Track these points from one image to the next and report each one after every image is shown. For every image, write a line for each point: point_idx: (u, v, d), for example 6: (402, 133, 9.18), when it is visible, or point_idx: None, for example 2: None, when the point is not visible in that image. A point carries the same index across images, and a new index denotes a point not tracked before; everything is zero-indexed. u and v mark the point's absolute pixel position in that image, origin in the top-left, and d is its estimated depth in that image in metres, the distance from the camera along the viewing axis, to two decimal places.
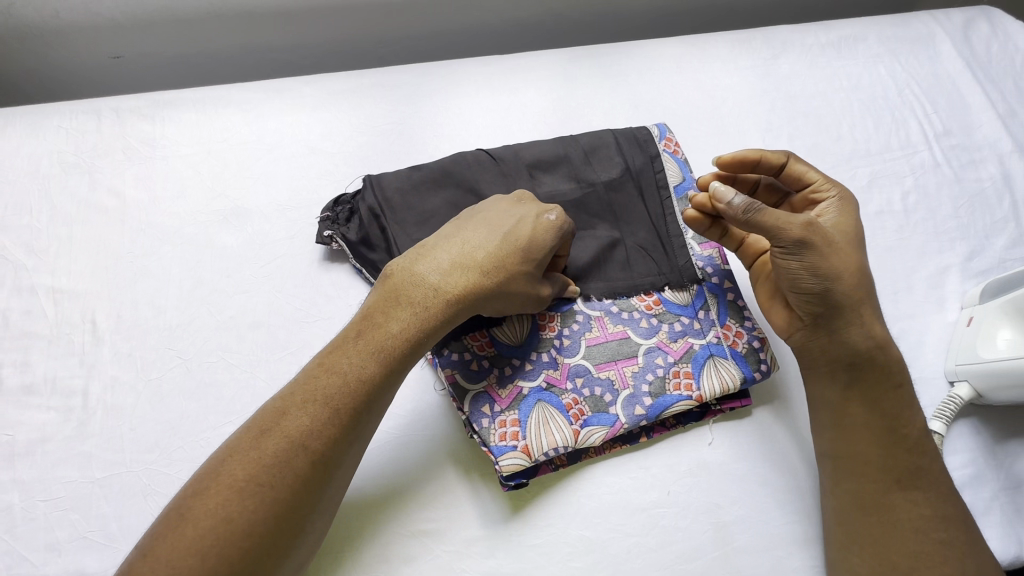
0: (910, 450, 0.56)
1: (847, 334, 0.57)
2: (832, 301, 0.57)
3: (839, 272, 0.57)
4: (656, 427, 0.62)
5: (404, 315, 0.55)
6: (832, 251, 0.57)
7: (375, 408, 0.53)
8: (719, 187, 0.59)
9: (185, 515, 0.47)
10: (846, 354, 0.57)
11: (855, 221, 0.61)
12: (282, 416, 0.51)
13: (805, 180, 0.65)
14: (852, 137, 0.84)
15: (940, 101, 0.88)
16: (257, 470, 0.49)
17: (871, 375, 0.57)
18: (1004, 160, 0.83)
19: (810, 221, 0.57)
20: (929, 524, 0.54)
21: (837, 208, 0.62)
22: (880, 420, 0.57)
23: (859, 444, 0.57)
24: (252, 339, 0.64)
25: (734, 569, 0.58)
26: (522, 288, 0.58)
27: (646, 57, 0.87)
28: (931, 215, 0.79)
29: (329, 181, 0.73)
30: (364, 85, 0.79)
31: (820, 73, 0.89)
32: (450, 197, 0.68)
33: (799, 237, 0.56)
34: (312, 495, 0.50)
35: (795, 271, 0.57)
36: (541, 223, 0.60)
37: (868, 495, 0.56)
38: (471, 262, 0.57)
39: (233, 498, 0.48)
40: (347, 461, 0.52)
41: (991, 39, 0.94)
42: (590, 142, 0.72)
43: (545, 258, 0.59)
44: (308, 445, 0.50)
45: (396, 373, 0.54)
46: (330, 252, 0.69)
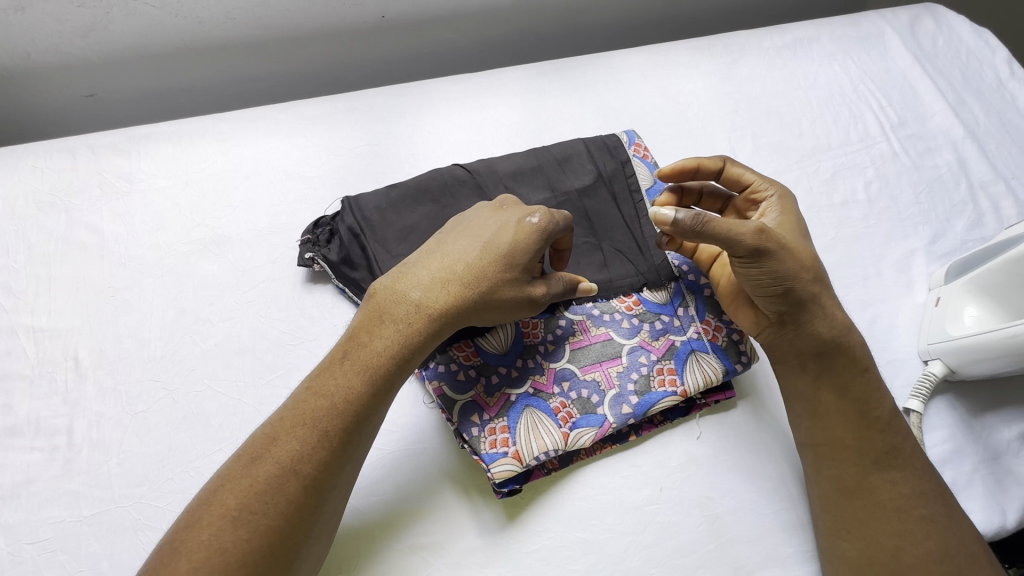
0: (883, 430, 0.58)
1: (811, 328, 0.59)
2: (793, 299, 0.58)
3: (797, 271, 0.58)
4: (644, 424, 0.63)
5: (389, 333, 0.56)
6: (787, 251, 0.57)
7: (366, 428, 0.54)
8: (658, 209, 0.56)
9: (178, 548, 0.47)
10: (813, 345, 0.60)
11: (796, 216, 0.65)
12: (272, 441, 0.51)
13: (744, 182, 0.68)
14: (813, 133, 0.88)
15: (893, 94, 0.92)
16: (248, 499, 0.49)
17: (838, 359, 0.60)
18: (958, 146, 0.87)
19: (761, 227, 0.56)
20: (909, 502, 0.56)
21: (778, 208, 0.66)
22: (853, 403, 0.59)
23: (834, 430, 0.58)
24: (237, 365, 0.64)
25: (730, 560, 0.59)
26: (508, 294, 0.58)
27: (612, 68, 0.90)
28: (894, 202, 0.82)
29: (309, 205, 0.74)
30: (339, 109, 0.81)
31: (778, 74, 0.92)
32: (430, 212, 0.70)
33: (754, 245, 0.56)
34: (305, 520, 0.50)
35: (756, 276, 0.58)
36: (523, 228, 0.60)
37: (849, 478, 0.57)
38: (452, 276, 0.58)
39: (226, 527, 0.48)
40: (340, 484, 0.52)
41: (936, 33, 0.99)
42: (562, 152, 0.75)
43: (528, 265, 0.59)
44: (300, 469, 0.50)
45: (384, 390, 0.55)
46: (312, 273, 0.70)
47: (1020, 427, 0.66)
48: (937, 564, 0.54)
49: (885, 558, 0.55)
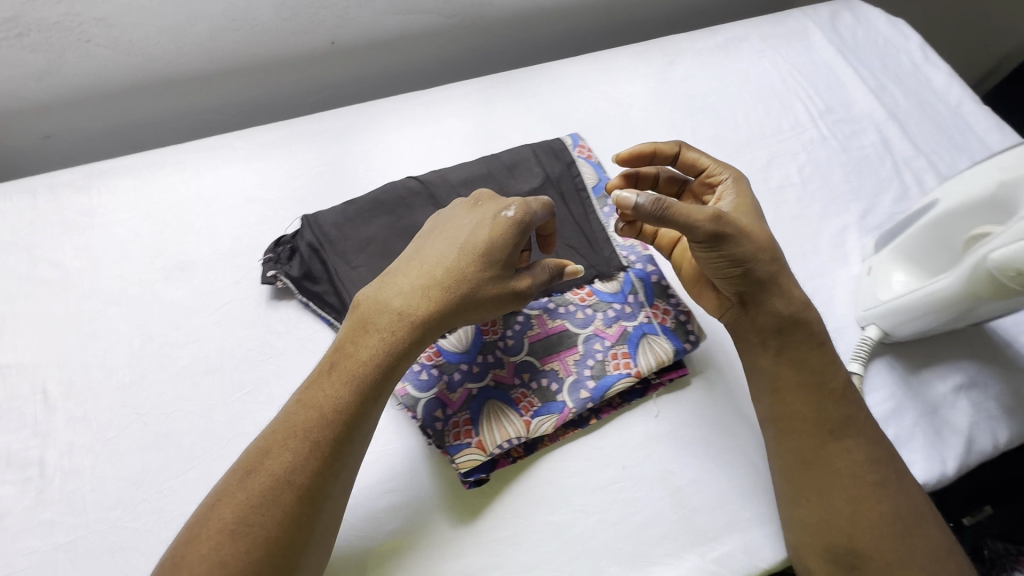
0: (838, 401, 0.61)
1: (771, 306, 0.63)
2: (755, 278, 0.62)
3: (755, 252, 0.61)
4: (604, 408, 0.66)
5: (373, 341, 0.57)
6: (744, 235, 0.61)
7: (357, 435, 0.55)
8: (621, 194, 0.59)
9: (182, 562, 0.49)
10: (772, 322, 0.63)
11: (751, 197, 0.68)
12: (265, 455, 0.53)
13: (699, 166, 0.72)
14: (747, 125, 0.93)
15: (819, 84, 0.99)
16: (244, 511, 0.50)
17: (792, 334, 0.63)
18: (882, 127, 0.94)
19: (719, 212, 0.59)
20: (863, 469, 0.59)
21: (733, 189, 0.69)
22: (804, 376, 0.62)
23: (792, 404, 0.61)
24: (207, 385, 0.66)
25: (693, 529, 0.61)
26: (488, 292, 0.61)
27: (555, 77, 0.95)
28: (826, 182, 0.87)
29: (270, 226, 0.77)
30: (295, 133, 0.85)
31: (712, 73, 0.99)
32: (387, 223, 0.74)
33: (713, 231, 0.59)
34: (302, 527, 0.51)
35: (717, 260, 0.61)
36: (497, 229, 0.62)
37: (807, 448, 0.60)
38: (431, 281, 0.60)
39: (225, 540, 0.49)
40: (336, 491, 0.53)
41: (855, 27, 1.07)
42: (510, 158, 0.79)
43: (505, 263, 0.61)
44: (295, 479, 0.52)
45: (373, 396, 0.56)
46: (276, 291, 0.72)
47: (953, 380, 0.71)
48: (890, 526, 0.57)
49: (842, 524, 0.57)
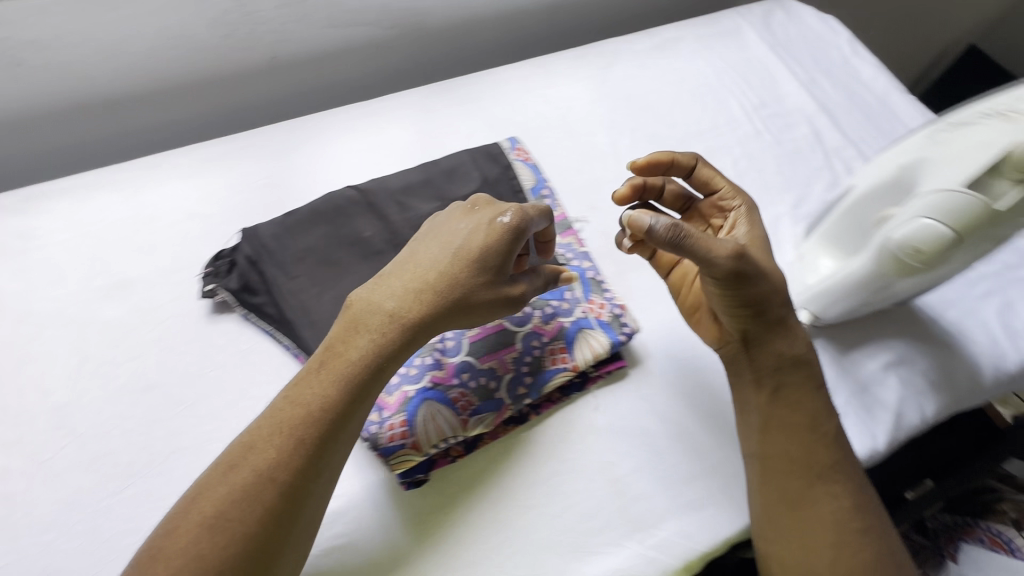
0: (830, 445, 0.62)
1: (774, 346, 0.63)
2: (766, 318, 0.62)
3: (769, 293, 0.62)
4: (543, 403, 0.68)
5: (363, 342, 0.58)
6: (761, 274, 0.61)
7: (344, 436, 0.55)
8: (634, 214, 0.58)
9: (157, 556, 0.49)
10: (773, 362, 0.63)
11: (761, 230, 0.69)
12: (250, 450, 0.53)
13: (712, 186, 0.73)
14: (685, 121, 0.96)
15: (754, 81, 1.02)
16: (225, 507, 0.50)
17: (795, 376, 0.63)
18: (812, 119, 0.97)
19: (740, 248, 0.59)
20: (847, 515, 0.59)
21: (746, 220, 0.69)
22: (791, 414, 0.62)
23: (784, 443, 0.61)
24: (145, 402, 0.66)
25: (632, 517, 0.63)
26: (481, 296, 0.61)
27: (496, 83, 0.96)
28: (760, 174, 0.90)
29: (210, 240, 0.77)
30: (236, 148, 0.85)
31: (650, 73, 1.01)
32: (327, 232, 0.74)
33: (732, 268, 0.58)
34: (282, 525, 0.51)
35: (729, 297, 0.61)
36: (493, 232, 0.62)
37: (794, 490, 0.60)
38: (423, 284, 0.60)
39: (203, 535, 0.49)
40: (319, 490, 0.54)
41: (787, 24, 1.11)
42: (449, 164, 0.80)
43: (498, 267, 0.62)
44: (280, 476, 0.52)
45: (361, 397, 0.56)
46: (216, 305, 0.72)
47: (883, 358, 0.74)
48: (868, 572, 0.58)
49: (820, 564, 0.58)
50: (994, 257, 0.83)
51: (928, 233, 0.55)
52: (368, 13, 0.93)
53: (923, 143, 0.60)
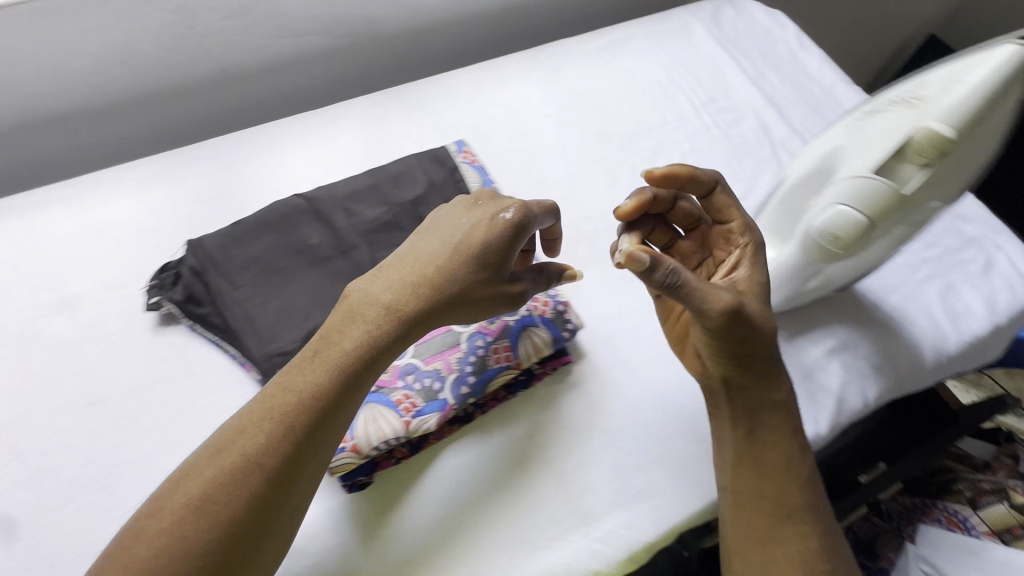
0: (800, 485, 0.61)
1: (754, 391, 0.61)
2: (752, 371, 0.60)
3: (757, 347, 0.59)
4: (489, 402, 0.69)
5: (358, 332, 0.58)
6: (752, 329, 0.58)
7: (336, 426, 0.56)
8: (634, 250, 0.53)
9: (139, 535, 0.49)
10: (750, 405, 0.62)
11: (763, 274, 0.63)
12: (240, 434, 0.53)
13: (723, 212, 0.66)
14: (635, 118, 0.97)
15: (703, 76, 1.04)
16: (211, 489, 0.50)
17: (769, 423, 0.63)
18: (760, 113, 0.99)
19: (735, 303, 0.56)
20: (813, 556, 0.59)
21: (749, 261, 0.64)
22: (764, 453, 0.61)
23: (756, 483, 0.61)
24: (90, 417, 0.66)
25: (576, 510, 0.64)
26: (477, 292, 0.62)
27: (446, 87, 0.97)
28: (708, 168, 0.92)
29: (158, 253, 0.77)
30: (184, 160, 0.86)
31: (601, 72, 1.02)
32: (273, 240, 0.75)
33: (723, 322, 0.56)
34: (267, 510, 0.51)
35: (717, 347, 0.59)
36: (493, 228, 0.62)
37: (763, 529, 0.60)
38: (420, 278, 0.61)
39: (187, 516, 0.49)
40: (306, 478, 0.54)
41: (736, 20, 1.13)
42: (395, 168, 0.81)
43: (497, 265, 0.62)
44: (269, 462, 0.52)
45: (353, 388, 0.57)
46: (163, 317, 0.72)
47: (827, 344, 0.75)
48: None
49: None
50: (936, 242, 0.84)
51: (841, 218, 0.57)
52: (315, 23, 0.94)
53: (836, 132, 0.61)
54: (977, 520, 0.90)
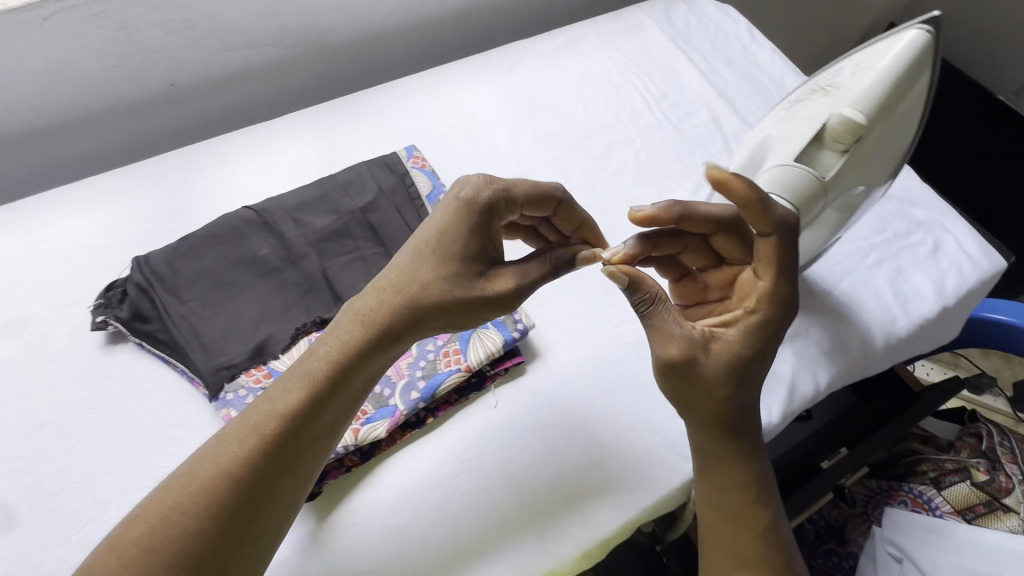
0: (757, 540, 0.58)
1: (709, 438, 0.59)
2: (699, 419, 0.58)
3: (708, 403, 0.57)
4: (441, 405, 0.69)
5: (333, 341, 0.59)
6: (699, 381, 0.56)
7: (310, 437, 0.56)
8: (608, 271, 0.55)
9: (111, 545, 0.49)
10: (706, 449, 0.60)
11: (753, 349, 0.56)
12: (216, 445, 0.54)
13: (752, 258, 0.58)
14: (587, 117, 0.98)
15: (655, 72, 1.04)
16: (182, 499, 0.50)
17: (720, 476, 0.60)
18: (712, 106, 0.99)
19: (682, 352, 0.55)
20: None
21: (742, 329, 0.57)
22: (724, 496, 0.59)
23: (713, 521, 0.60)
24: (36, 439, 0.65)
25: (529, 511, 0.64)
26: (447, 290, 0.60)
27: (399, 94, 0.98)
28: (660, 163, 0.92)
29: (106, 271, 0.77)
30: (133, 176, 0.85)
31: (553, 72, 1.03)
32: (220, 253, 0.74)
33: (668, 362, 0.56)
34: (238, 524, 0.51)
35: (670, 388, 0.58)
36: (455, 220, 0.61)
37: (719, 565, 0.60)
38: (390, 283, 0.61)
39: (158, 527, 0.49)
40: (278, 489, 0.54)
41: (688, 15, 1.13)
42: (345, 177, 0.81)
43: (466, 260, 0.60)
44: (242, 474, 0.52)
45: (327, 399, 0.57)
46: (111, 335, 0.72)
47: None
48: None
49: None
50: (885, 226, 0.85)
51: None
52: (264, 35, 0.94)
53: (768, 121, 0.62)
54: (941, 499, 0.89)
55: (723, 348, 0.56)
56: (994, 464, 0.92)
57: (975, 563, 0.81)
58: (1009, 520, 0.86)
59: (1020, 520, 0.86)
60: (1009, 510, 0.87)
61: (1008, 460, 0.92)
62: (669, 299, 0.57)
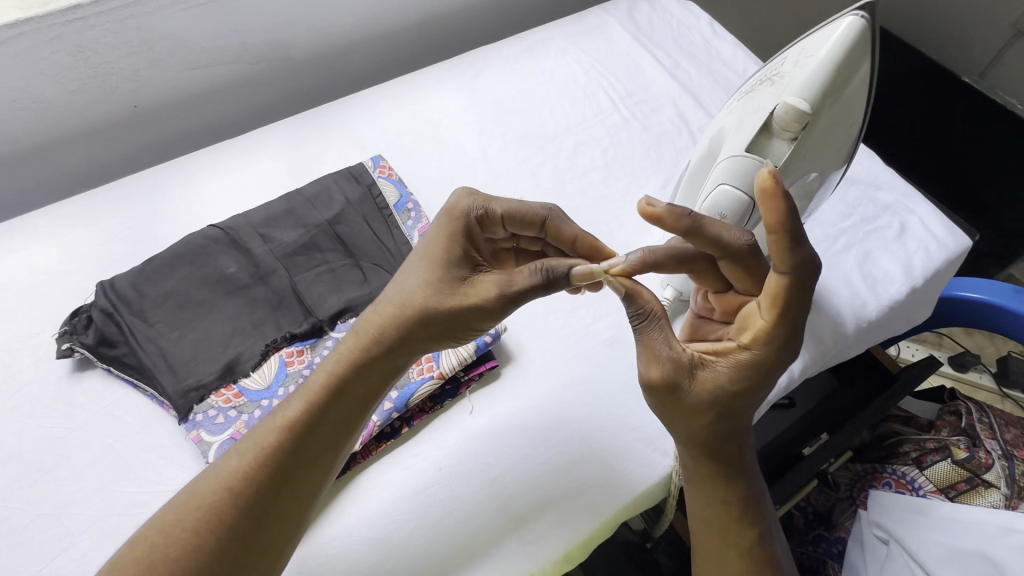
0: (742, 556, 0.58)
1: (693, 456, 0.59)
2: (682, 438, 0.58)
3: (691, 427, 0.57)
4: (416, 414, 0.68)
5: (335, 357, 0.60)
6: (682, 406, 0.56)
7: (310, 454, 0.56)
8: (580, 271, 0.58)
9: (115, 563, 0.50)
10: (692, 465, 0.60)
11: (741, 387, 0.55)
12: (223, 461, 0.56)
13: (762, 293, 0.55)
14: (554, 118, 0.98)
15: (620, 71, 1.05)
16: (184, 515, 0.52)
17: (706, 490, 0.60)
18: (677, 102, 1.00)
19: (665, 375, 0.55)
20: None
21: (731, 365, 0.55)
22: (715, 514, 0.60)
23: (703, 536, 0.61)
24: (4, 472, 0.64)
25: (508, 516, 0.63)
26: (439, 299, 0.60)
27: (364, 105, 0.97)
28: (628, 160, 0.93)
29: (73, 298, 0.76)
30: (97, 200, 0.84)
31: (519, 75, 1.03)
32: (188, 273, 0.73)
33: (651, 382, 0.56)
34: (236, 540, 0.52)
35: (655, 406, 0.59)
36: (446, 232, 0.62)
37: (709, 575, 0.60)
38: (389, 297, 0.62)
39: (160, 544, 0.51)
40: (278, 506, 0.54)
41: (651, 13, 1.14)
42: (312, 190, 0.81)
43: (457, 270, 0.61)
44: (241, 489, 0.53)
45: (328, 415, 0.57)
46: (78, 362, 0.71)
47: None
48: None
49: None
50: (852, 211, 0.86)
51: (726, 198, 0.60)
52: (225, 52, 0.93)
53: (724, 115, 0.65)
54: (924, 479, 0.90)
55: (708, 378, 0.55)
56: (974, 441, 0.91)
57: (959, 540, 0.82)
58: (990, 496, 0.86)
59: (1000, 494, 0.86)
60: (990, 485, 0.87)
61: (988, 436, 0.91)
62: (663, 319, 0.57)
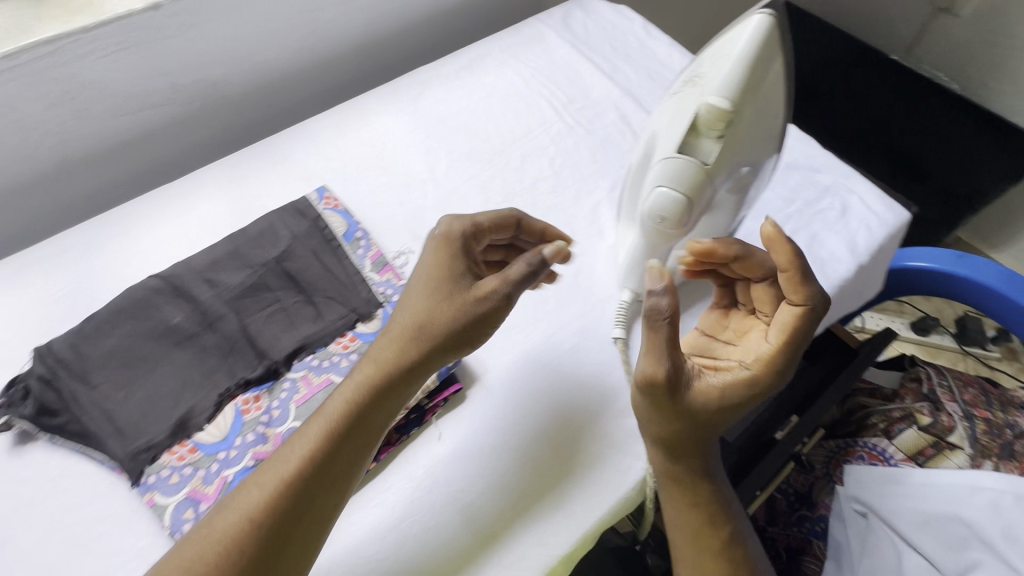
0: (718, 558, 0.58)
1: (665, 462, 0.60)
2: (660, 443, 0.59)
3: (674, 432, 0.58)
4: (382, 448, 0.66)
5: (349, 378, 0.59)
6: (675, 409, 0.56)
7: (328, 480, 0.54)
8: (552, 252, 0.61)
9: None
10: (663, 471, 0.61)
11: (738, 398, 0.57)
12: (240, 491, 0.53)
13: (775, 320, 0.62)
14: (499, 132, 0.98)
15: (560, 78, 1.06)
16: (204, 550, 0.50)
17: (679, 494, 0.61)
18: (618, 105, 1.02)
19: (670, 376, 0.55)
20: None
21: (732, 379, 0.58)
22: (687, 518, 0.60)
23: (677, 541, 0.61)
24: None
25: (485, 538, 0.62)
26: (448, 308, 0.59)
27: (304, 136, 0.96)
28: (576, 167, 0.93)
29: (9, 367, 0.72)
30: (28, 261, 0.80)
31: (461, 92, 1.03)
32: (132, 327, 0.70)
33: (651, 385, 0.56)
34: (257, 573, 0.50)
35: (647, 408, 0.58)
36: (445, 245, 0.63)
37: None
38: (397, 314, 0.62)
39: None
40: (296, 536, 0.52)
41: (585, 19, 1.15)
42: (256, 229, 0.78)
43: (461, 279, 0.61)
44: (259, 521, 0.51)
45: (343, 438, 0.55)
46: (19, 435, 0.67)
47: None
48: None
49: None
50: (795, 196, 0.88)
51: (665, 199, 0.61)
52: (154, 95, 0.91)
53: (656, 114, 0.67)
54: (894, 449, 0.92)
55: (704, 387, 0.57)
56: (936, 406, 0.96)
57: (931, 504, 0.84)
58: (956, 458, 0.90)
59: (966, 455, 0.90)
60: (954, 447, 0.91)
61: (948, 399, 0.95)
62: (676, 319, 0.55)
